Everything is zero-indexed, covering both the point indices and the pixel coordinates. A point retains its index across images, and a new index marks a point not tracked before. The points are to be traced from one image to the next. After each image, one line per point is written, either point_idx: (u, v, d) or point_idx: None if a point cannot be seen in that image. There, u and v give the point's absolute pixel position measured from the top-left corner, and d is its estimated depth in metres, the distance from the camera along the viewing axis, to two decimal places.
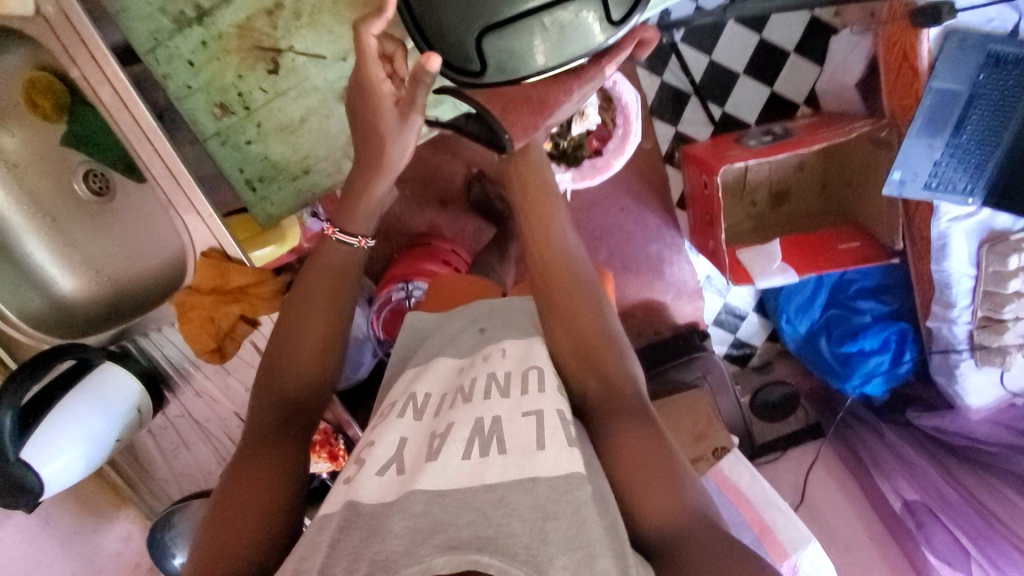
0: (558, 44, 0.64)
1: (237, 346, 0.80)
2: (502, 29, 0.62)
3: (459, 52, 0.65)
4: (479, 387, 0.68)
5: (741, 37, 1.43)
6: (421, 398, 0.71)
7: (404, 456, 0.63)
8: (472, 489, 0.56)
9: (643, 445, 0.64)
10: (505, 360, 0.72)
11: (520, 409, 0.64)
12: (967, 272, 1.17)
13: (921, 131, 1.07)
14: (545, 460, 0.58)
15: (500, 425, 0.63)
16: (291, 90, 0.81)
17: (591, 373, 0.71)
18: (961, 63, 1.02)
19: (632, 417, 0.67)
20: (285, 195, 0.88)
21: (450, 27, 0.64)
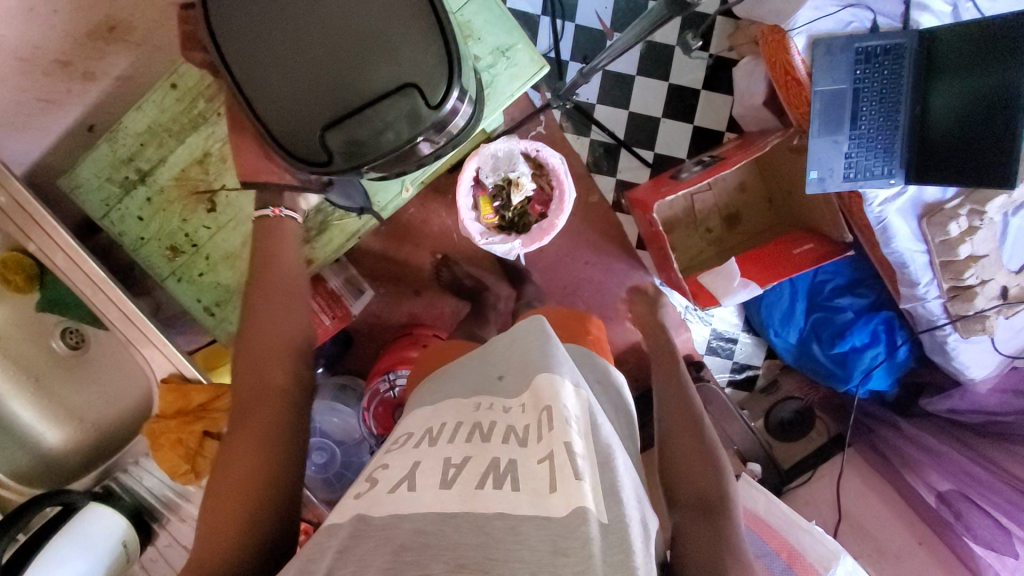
0: (396, 126, 0.61)
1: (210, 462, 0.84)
2: (342, 120, 0.61)
3: (302, 144, 0.62)
4: (497, 431, 0.69)
5: (652, 86, 1.55)
6: (437, 428, 0.72)
7: (415, 474, 0.64)
8: (484, 516, 0.57)
9: (704, 537, 0.68)
10: (524, 412, 0.71)
11: (535, 454, 0.64)
12: (917, 248, 1.19)
13: (822, 130, 1.14)
14: (558, 499, 0.58)
15: (514, 465, 0.63)
16: (230, 221, 0.91)
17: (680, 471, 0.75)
18: (835, 64, 1.11)
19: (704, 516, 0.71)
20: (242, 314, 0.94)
21: (286, 126, 0.62)
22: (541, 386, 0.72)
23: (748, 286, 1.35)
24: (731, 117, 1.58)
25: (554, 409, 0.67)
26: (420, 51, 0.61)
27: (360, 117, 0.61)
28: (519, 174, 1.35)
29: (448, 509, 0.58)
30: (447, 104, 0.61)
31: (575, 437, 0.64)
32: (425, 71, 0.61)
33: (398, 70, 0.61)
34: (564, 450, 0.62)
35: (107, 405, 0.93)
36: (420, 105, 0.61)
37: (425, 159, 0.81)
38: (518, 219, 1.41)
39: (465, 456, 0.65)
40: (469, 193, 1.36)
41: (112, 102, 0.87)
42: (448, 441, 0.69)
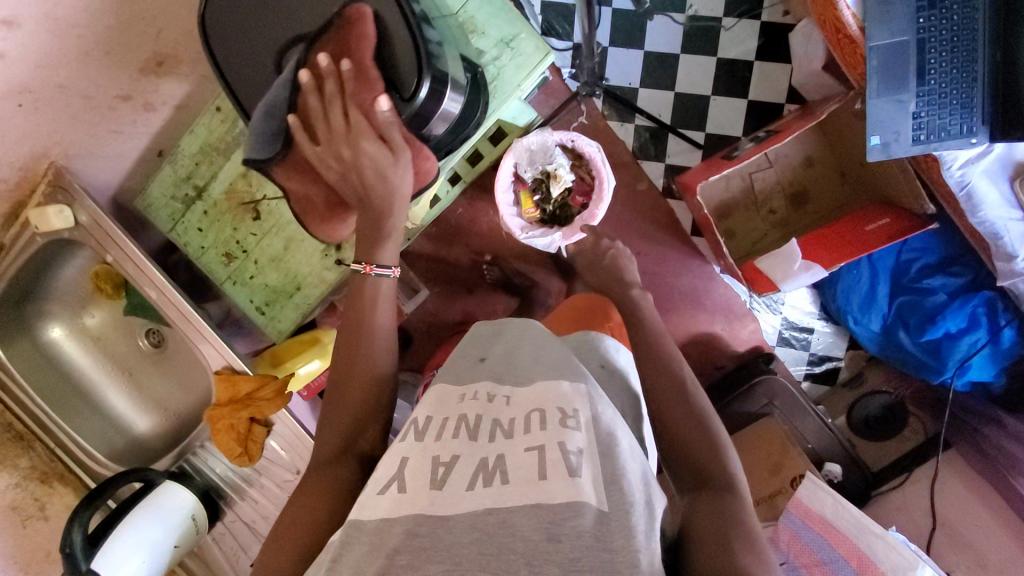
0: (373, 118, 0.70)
1: (260, 447, 0.93)
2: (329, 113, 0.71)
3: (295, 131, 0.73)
4: (483, 426, 0.68)
5: (699, 63, 1.47)
6: (421, 422, 0.71)
7: (404, 475, 0.63)
8: (475, 513, 0.56)
9: (709, 517, 0.64)
10: (510, 407, 0.71)
11: (524, 444, 0.63)
12: (1011, 216, 1.04)
13: (883, 89, 1.02)
14: (550, 488, 0.57)
15: (504, 459, 0.62)
16: (273, 227, 0.99)
17: (679, 452, 0.74)
18: (892, 15, 1.00)
19: (714, 493, 0.68)
20: (288, 312, 1.02)
21: (290, 127, 0.72)
22: (543, 390, 0.72)
23: (811, 269, 1.24)
24: (792, 87, 1.46)
25: (546, 411, 0.68)
26: (397, 53, 0.69)
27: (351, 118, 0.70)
28: (556, 166, 1.35)
29: (439, 510, 0.57)
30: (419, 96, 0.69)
31: (569, 435, 0.63)
32: (401, 70, 0.69)
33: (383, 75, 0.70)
34: (559, 449, 0.61)
35: (181, 396, 1.05)
36: (395, 100, 0.70)
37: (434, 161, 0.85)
38: (559, 211, 1.40)
39: (452, 453, 0.64)
40: (509, 188, 1.38)
41: (173, 129, 0.98)
42: (434, 437, 0.67)
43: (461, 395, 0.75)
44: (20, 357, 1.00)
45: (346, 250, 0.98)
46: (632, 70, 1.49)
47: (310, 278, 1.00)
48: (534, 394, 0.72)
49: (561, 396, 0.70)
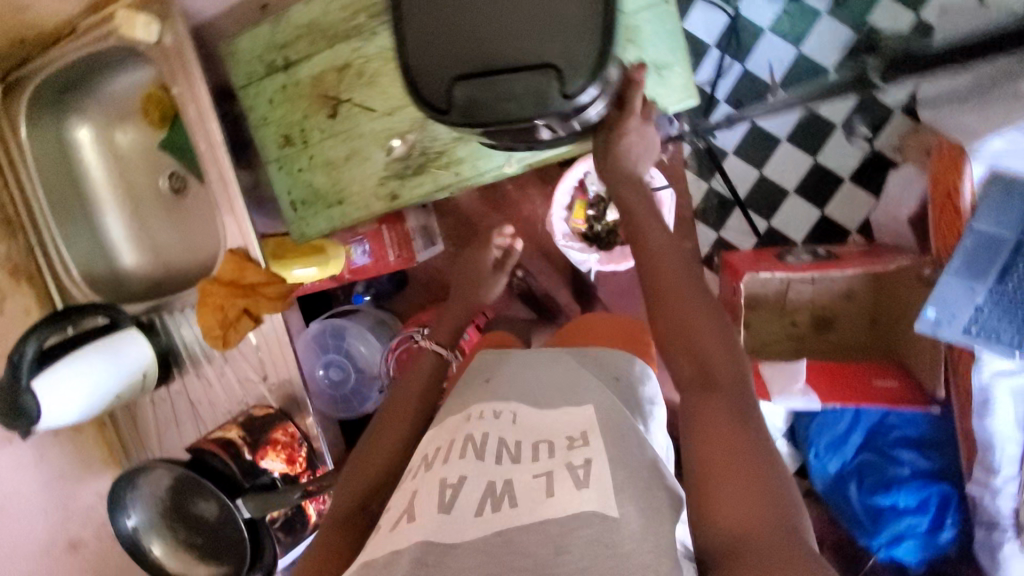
0: (524, 102, 0.61)
1: (240, 336, 0.89)
2: (473, 76, 0.61)
3: (428, 86, 0.63)
4: (490, 446, 0.70)
5: (794, 158, 1.46)
6: (431, 453, 0.74)
7: (415, 507, 0.66)
8: (482, 538, 0.60)
9: (725, 431, 0.65)
10: (515, 423, 0.73)
11: (532, 470, 0.67)
12: (1013, 436, 1.06)
13: (961, 271, 1.02)
14: (557, 502, 0.62)
15: (512, 484, 0.66)
16: (342, 133, 0.94)
17: (683, 355, 0.72)
18: (1008, 207, 0.98)
19: (721, 396, 0.69)
20: (319, 219, 0.98)
21: (429, 81, 0.63)
22: (566, 408, 0.74)
23: (808, 396, 1.25)
24: (867, 220, 1.45)
25: (552, 435, 0.70)
26: (572, 31, 0.60)
27: (496, 85, 0.60)
28: None
29: (446, 536, 0.61)
30: (582, 97, 0.60)
31: (577, 454, 0.67)
32: (571, 58, 0.60)
33: (551, 51, 0.60)
34: (566, 467, 0.65)
35: (179, 251, 1.00)
36: (554, 88, 0.60)
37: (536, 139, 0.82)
38: (605, 236, 1.39)
39: (460, 474, 0.67)
40: (569, 193, 1.36)
41: None
42: (442, 463, 0.70)
43: (468, 415, 0.77)
44: (39, 140, 0.93)
45: (404, 188, 0.94)
46: (730, 135, 1.47)
47: (356, 197, 0.96)
48: (556, 411, 0.74)
49: (566, 424, 0.72)
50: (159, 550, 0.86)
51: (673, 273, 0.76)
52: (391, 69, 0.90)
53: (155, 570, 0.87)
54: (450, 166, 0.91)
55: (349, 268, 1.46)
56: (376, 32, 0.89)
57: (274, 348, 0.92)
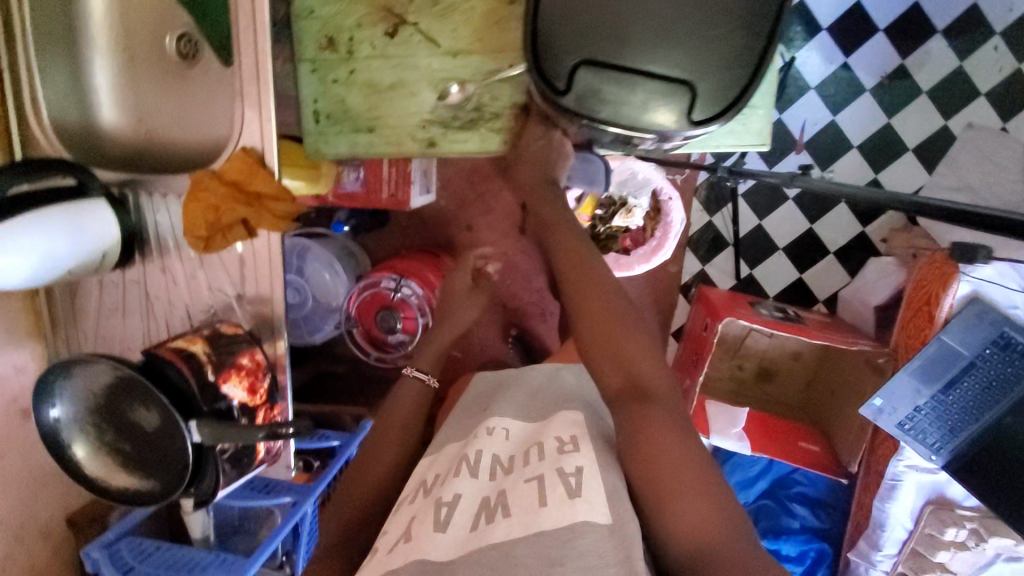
0: (640, 108, 0.69)
1: (226, 244, 0.80)
2: (605, 69, 0.68)
3: (556, 63, 0.69)
4: (483, 463, 0.80)
5: (794, 219, 1.51)
6: (429, 479, 0.85)
7: (413, 526, 0.75)
8: (479, 547, 0.66)
9: (666, 433, 0.70)
10: (507, 443, 0.85)
11: (524, 476, 0.75)
12: (904, 523, 1.19)
13: (915, 371, 1.10)
14: (547, 514, 0.67)
15: (504, 497, 0.74)
16: (395, 57, 0.85)
17: (617, 372, 0.76)
18: (975, 329, 1.06)
19: (658, 408, 0.73)
20: (340, 141, 0.89)
21: (565, 56, 0.69)
22: (555, 423, 0.84)
23: (742, 440, 1.32)
24: (835, 294, 1.54)
25: (541, 445, 0.80)
26: (714, 61, 0.67)
27: (622, 82, 0.68)
28: (636, 205, 1.33)
29: (443, 548, 0.68)
30: (698, 125, 0.69)
31: (566, 460, 0.73)
32: (703, 85, 0.68)
33: (682, 69, 0.67)
34: (557, 472, 0.72)
35: (172, 127, 0.88)
36: (677, 106, 0.68)
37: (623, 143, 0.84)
38: (604, 239, 1.38)
39: (455, 495, 0.75)
40: (583, 186, 1.34)
41: None
42: (439, 487, 0.81)
43: (461, 445, 0.89)
44: None
45: (445, 138, 0.86)
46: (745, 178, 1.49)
47: (390, 131, 0.87)
48: (544, 427, 0.85)
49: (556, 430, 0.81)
50: (80, 452, 0.80)
51: (593, 277, 0.80)
52: (470, 8, 0.82)
53: (72, 468, 0.80)
54: (500, 132, 0.85)
55: (335, 192, 1.39)
56: None
57: (255, 266, 0.83)
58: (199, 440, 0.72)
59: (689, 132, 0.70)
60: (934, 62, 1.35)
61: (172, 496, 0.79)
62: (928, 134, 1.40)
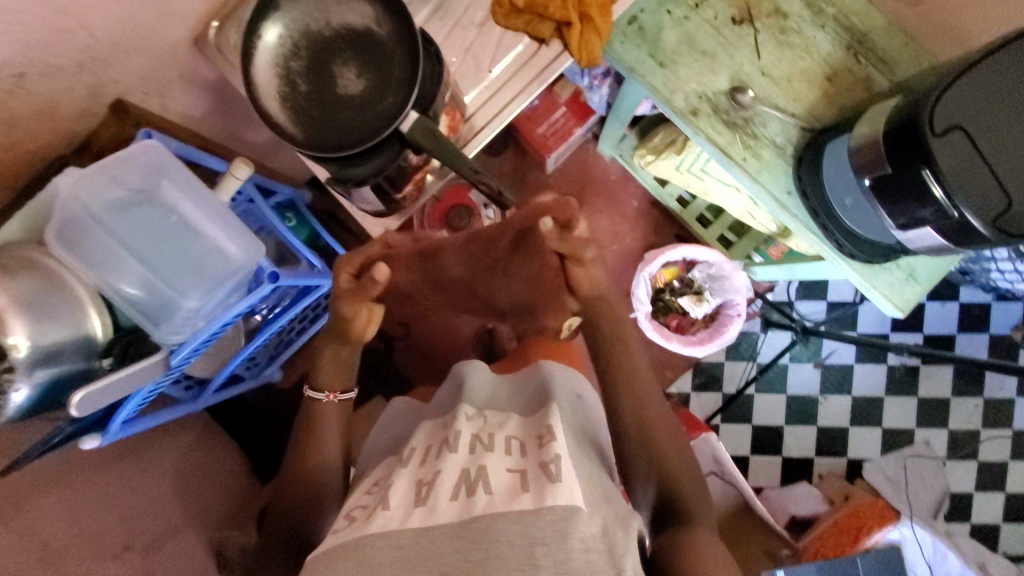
0: (966, 178, 0.70)
1: (526, 29, 0.85)
2: (966, 137, 0.71)
3: (941, 109, 0.71)
4: (465, 440, 0.78)
5: (775, 410, 1.68)
6: (409, 452, 0.81)
7: (392, 495, 0.72)
8: (454, 524, 0.66)
9: (689, 475, 0.82)
10: (481, 425, 0.82)
11: (507, 466, 0.74)
12: None
13: (821, 569, 1.23)
14: (527, 500, 0.67)
15: (484, 472, 0.72)
16: (723, 37, 0.97)
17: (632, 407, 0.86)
18: (879, 565, 1.24)
19: (685, 458, 0.84)
20: (633, 52, 0.97)
21: (944, 109, 0.72)
22: (538, 420, 0.83)
23: None
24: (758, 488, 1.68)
25: (553, 428, 0.78)
26: None
27: (970, 157, 0.71)
28: (707, 300, 1.48)
29: (421, 522, 0.66)
30: (987, 230, 0.70)
31: (552, 446, 0.74)
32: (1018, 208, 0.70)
33: (1017, 196, 0.70)
34: (537, 467, 0.72)
35: None
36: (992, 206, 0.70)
37: (852, 240, 0.91)
38: (661, 305, 1.52)
39: (437, 473, 0.73)
40: (682, 258, 1.48)
41: None
42: (423, 460, 0.77)
43: (445, 423, 0.86)
44: None
45: (707, 118, 0.96)
46: (768, 354, 1.68)
47: (674, 77, 0.97)
48: (536, 421, 0.83)
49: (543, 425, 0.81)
50: (265, 46, 0.73)
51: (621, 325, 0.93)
52: (799, 56, 0.96)
53: (245, 50, 0.73)
54: (749, 148, 0.96)
55: None
56: (820, 29, 0.97)
57: (523, 65, 0.88)
58: (405, 130, 0.70)
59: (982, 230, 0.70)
60: (936, 381, 1.65)
61: (315, 153, 0.73)
62: (900, 426, 1.65)
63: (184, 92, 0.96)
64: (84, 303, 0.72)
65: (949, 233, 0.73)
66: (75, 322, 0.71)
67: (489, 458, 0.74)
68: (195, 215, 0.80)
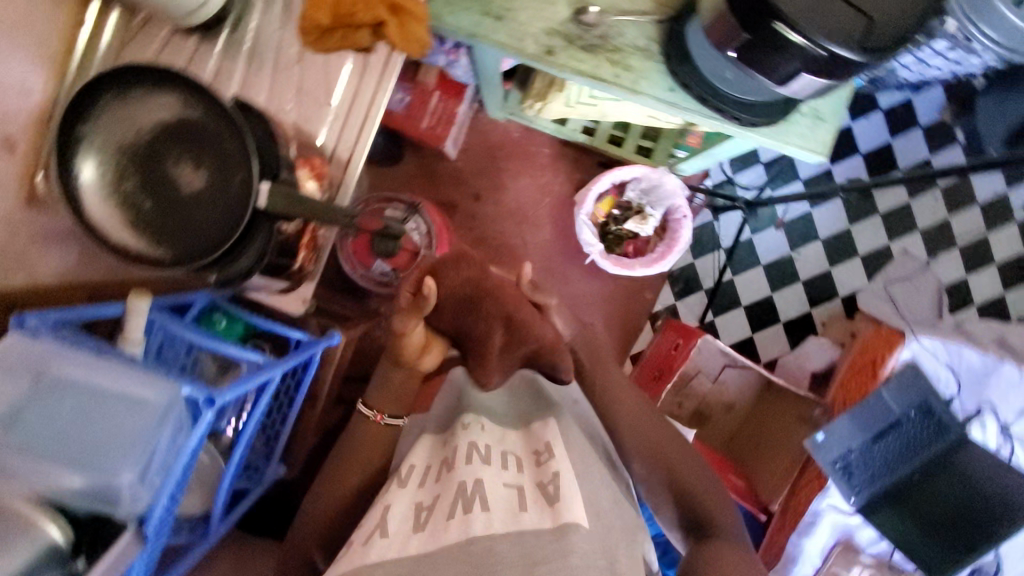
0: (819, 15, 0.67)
1: (344, 44, 0.82)
2: None
3: None
4: (462, 453, 0.83)
5: (758, 283, 1.70)
6: (408, 472, 0.87)
7: (388, 524, 0.76)
8: (472, 538, 0.70)
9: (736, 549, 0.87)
10: (482, 433, 0.90)
11: (503, 479, 0.81)
12: (813, 560, 1.28)
13: (854, 416, 1.25)
14: (527, 518, 0.74)
15: (482, 487, 0.77)
16: None
17: (656, 462, 0.98)
18: (908, 390, 1.24)
19: (730, 521, 0.93)
20: (465, 16, 0.92)
21: None
22: (536, 433, 0.93)
23: None
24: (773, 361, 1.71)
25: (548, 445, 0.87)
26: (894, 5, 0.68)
27: None
28: (651, 213, 1.45)
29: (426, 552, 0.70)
30: (858, 54, 0.68)
31: (549, 465, 0.83)
32: (880, 20, 0.68)
33: (875, 10, 0.67)
34: (536, 483, 0.80)
35: None
36: (854, 29, 0.67)
37: (745, 107, 0.90)
38: (612, 238, 1.50)
39: (436, 498, 0.79)
40: (611, 184, 1.45)
41: None
42: (420, 486, 0.84)
43: (442, 442, 0.94)
44: None
45: (564, 50, 0.92)
46: (729, 235, 1.69)
47: (515, 24, 0.92)
48: (535, 435, 0.93)
49: (538, 439, 0.91)
50: (88, 182, 0.68)
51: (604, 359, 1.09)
52: None
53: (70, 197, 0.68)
54: (616, 62, 0.92)
55: None
56: None
57: (356, 87, 0.85)
58: (262, 205, 0.65)
59: (854, 56, 0.68)
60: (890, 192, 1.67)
61: (188, 266, 0.69)
62: (875, 247, 1.68)
63: (45, 252, 0.90)
64: (32, 517, 0.65)
65: (825, 68, 0.71)
66: (30, 538, 0.64)
67: (486, 472, 0.80)
68: (93, 376, 0.70)
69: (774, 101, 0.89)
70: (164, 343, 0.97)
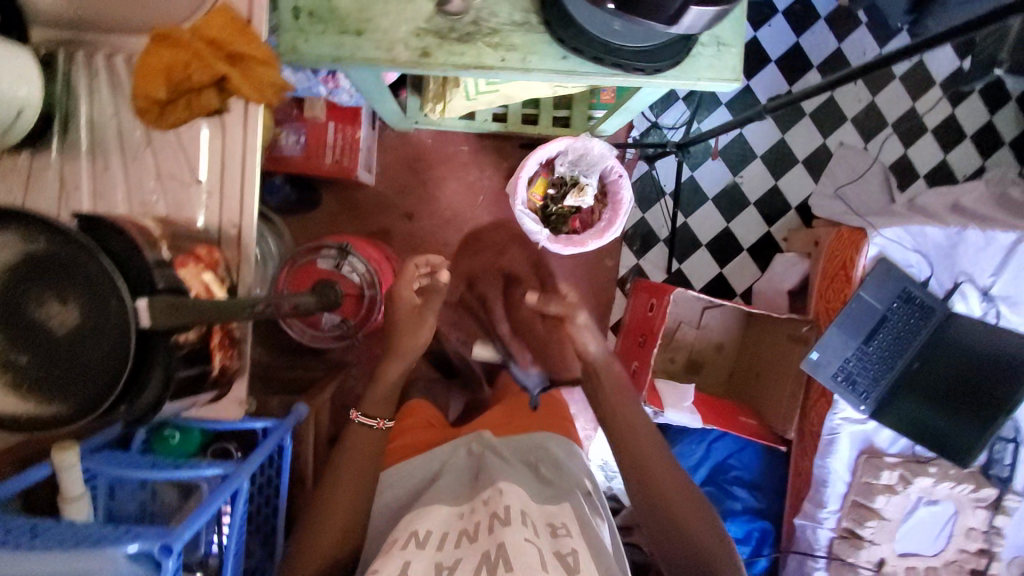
0: None
1: (191, 113, 0.75)
2: None
3: None
4: (483, 527, 0.79)
5: (713, 218, 1.66)
6: (423, 533, 0.81)
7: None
8: None
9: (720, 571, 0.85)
10: (501, 495, 0.85)
11: (526, 535, 0.75)
12: (843, 476, 1.27)
13: (843, 327, 1.22)
14: None
15: (505, 550, 0.71)
16: None
17: (651, 484, 0.90)
18: (885, 285, 1.22)
19: (719, 544, 0.88)
20: (323, 41, 0.83)
21: None
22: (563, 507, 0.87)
23: (693, 413, 1.37)
24: (749, 289, 1.69)
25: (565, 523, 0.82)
26: None
27: None
28: (587, 183, 1.37)
29: None
30: None
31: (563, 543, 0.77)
32: None
33: None
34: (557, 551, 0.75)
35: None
36: None
37: (645, 55, 0.83)
38: (556, 219, 1.43)
39: (455, 560, 0.74)
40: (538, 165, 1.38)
41: None
42: (437, 548, 0.78)
43: (459, 513, 0.88)
44: None
45: (440, 48, 0.84)
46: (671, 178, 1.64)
47: (379, 34, 0.83)
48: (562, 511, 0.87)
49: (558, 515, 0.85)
50: None
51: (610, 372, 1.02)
52: None
53: None
54: (498, 46, 0.85)
55: (272, 154, 1.27)
56: None
57: (222, 144, 0.79)
58: (147, 322, 0.57)
59: None
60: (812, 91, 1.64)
61: (93, 415, 0.60)
62: (813, 148, 1.66)
63: None
64: None
65: None
66: None
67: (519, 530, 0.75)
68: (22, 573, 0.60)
69: (673, 40, 0.82)
70: (114, 482, 0.90)
